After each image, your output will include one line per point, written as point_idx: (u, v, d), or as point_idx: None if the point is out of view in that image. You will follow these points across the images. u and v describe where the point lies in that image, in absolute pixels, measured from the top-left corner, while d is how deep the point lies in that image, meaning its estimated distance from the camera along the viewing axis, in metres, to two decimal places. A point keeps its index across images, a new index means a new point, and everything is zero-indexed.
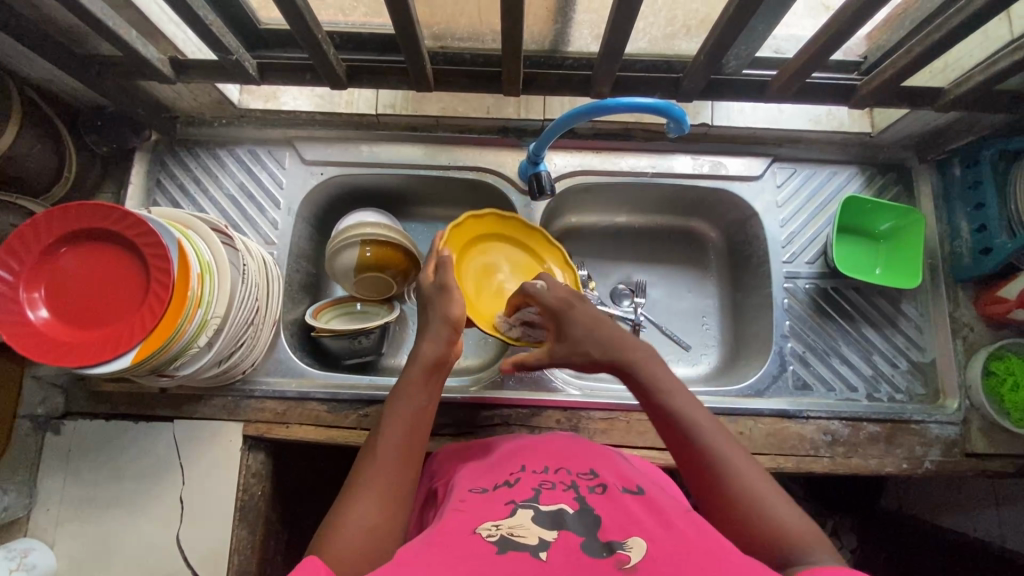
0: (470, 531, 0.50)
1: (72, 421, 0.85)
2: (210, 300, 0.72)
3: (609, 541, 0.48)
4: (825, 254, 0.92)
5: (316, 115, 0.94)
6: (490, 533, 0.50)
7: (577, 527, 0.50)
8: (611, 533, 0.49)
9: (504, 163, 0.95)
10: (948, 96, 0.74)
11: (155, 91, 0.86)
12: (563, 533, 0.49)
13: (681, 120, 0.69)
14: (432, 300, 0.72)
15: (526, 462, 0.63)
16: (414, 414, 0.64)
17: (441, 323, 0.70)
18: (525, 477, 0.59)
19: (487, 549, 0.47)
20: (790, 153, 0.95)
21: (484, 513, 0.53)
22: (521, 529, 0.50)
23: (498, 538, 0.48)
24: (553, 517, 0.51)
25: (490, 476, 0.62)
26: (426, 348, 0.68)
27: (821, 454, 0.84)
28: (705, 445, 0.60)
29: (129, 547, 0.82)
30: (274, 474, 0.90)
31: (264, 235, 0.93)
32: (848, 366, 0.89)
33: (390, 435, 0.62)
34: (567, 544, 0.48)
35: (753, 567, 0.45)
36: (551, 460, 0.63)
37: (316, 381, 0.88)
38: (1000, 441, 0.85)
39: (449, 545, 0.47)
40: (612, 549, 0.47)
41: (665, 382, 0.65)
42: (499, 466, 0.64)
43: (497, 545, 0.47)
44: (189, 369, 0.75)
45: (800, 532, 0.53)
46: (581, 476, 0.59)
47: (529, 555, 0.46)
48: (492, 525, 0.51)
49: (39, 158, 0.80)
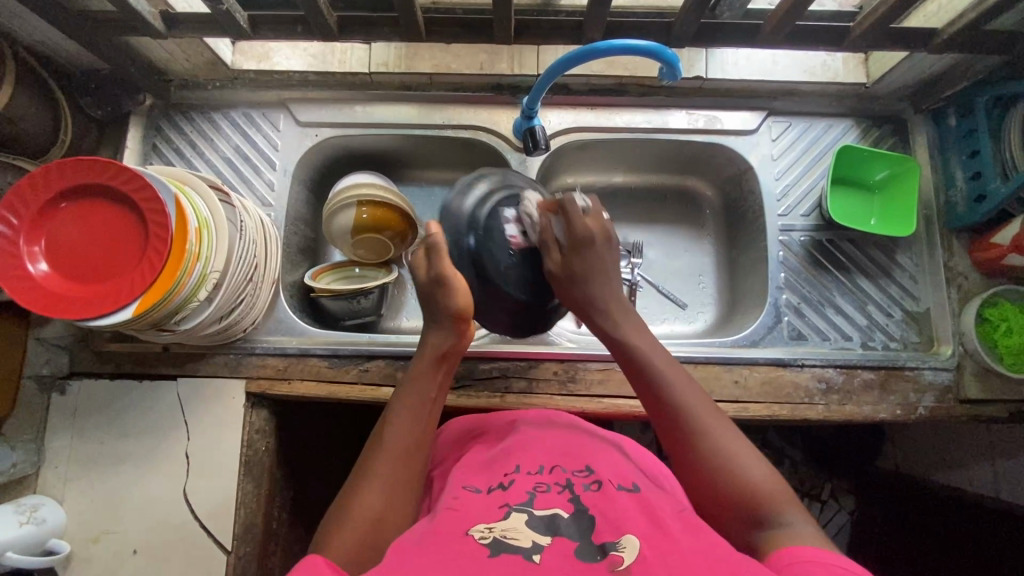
0: (463, 532, 0.52)
1: (76, 381, 0.86)
2: (209, 255, 0.73)
3: (604, 543, 0.50)
4: (820, 206, 0.93)
5: (309, 75, 0.93)
6: (483, 535, 0.52)
7: (571, 532, 0.53)
8: (604, 535, 0.52)
9: (498, 120, 0.94)
10: (941, 37, 0.73)
11: (148, 52, 0.86)
12: (557, 538, 0.52)
13: (674, 63, 0.69)
14: (427, 293, 0.69)
15: (521, 462, 0.65)
16: (418, 403, 0.66)
17: (444, 317, 0.68)
18: (520, 480, 0.62)
19: (479, 552, 0.48)
20: (785, 106, 0.94)
21: (479, 514, 0.56)
22: (515, 532, 0.52)
23: (491, 540, 0.51)
24: (546, 522, 0.54)
25: (488, 475, 0.64)
26: (434, 339, 0.69)
27: (815, 401, 0.85)
28: (677, 405, 0.62)
29: (137, 502, 0.83)
30: (279, 432, 0.92)
31: (260, 196, 0.93)
32: (843, 316, 0.90)
33: (395, 427, 0.64)
34: (561, 549, 0.50)
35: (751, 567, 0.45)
36: (545, 459, 0.65)
37: (316, 338, 0.89)
38: (994, 386, 0.86)
39: (443, 542, 0.50)
40: (605, 553, 0.49)
41: (643, 345, 0.67)
42: (499, 462, 0.66)
43: (490, 548, 0.49)
44: (189, 325, 0.76)
45: (770, 493, 0.55)
46: (576, 475, 0.62)
47: (522, 557, 0.48)
48: (484, 527, 0.53)
49: (36, 120, 0.80)
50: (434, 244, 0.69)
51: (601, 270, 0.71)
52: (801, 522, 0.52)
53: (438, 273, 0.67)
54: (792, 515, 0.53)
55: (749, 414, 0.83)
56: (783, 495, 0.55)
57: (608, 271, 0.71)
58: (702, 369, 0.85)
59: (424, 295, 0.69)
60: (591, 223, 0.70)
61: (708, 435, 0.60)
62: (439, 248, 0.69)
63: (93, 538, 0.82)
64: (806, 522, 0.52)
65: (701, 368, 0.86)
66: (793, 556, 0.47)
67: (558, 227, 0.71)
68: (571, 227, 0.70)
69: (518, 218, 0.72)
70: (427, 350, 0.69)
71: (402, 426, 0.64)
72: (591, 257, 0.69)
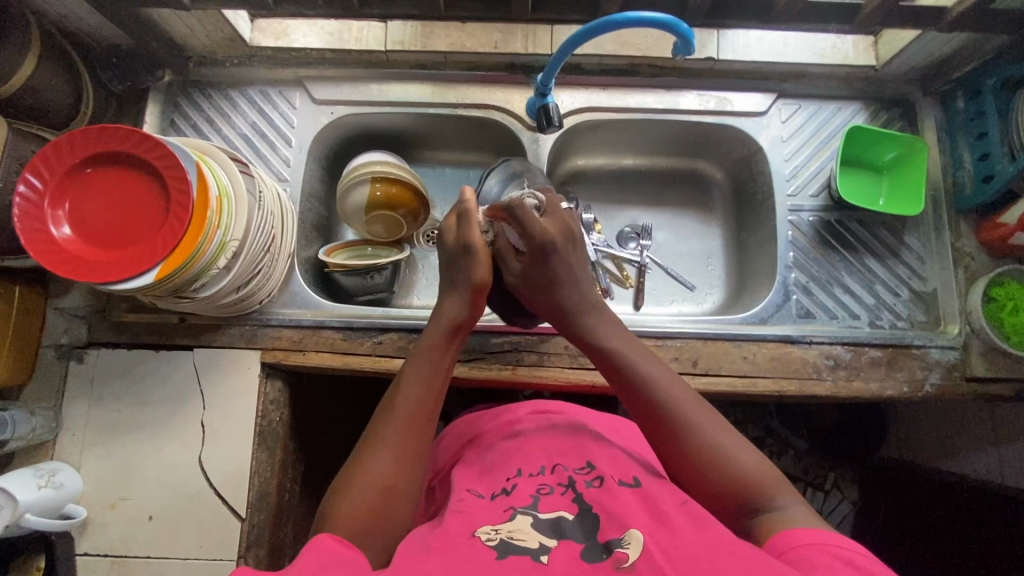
0: (470, 534, 0.55)
1: (94, 350, 0.87)
2: (228, 223, 0.74)
3: (608, 542, 0.53)
4: (829, 187, 0.94)
5: (325, 52, 0.95)
6: (490, 536, 0.55)
7: (576, 535, 0.55)
8: (609, 533, 0.55)
9: (511, 100, 0.95)
10: (951, 15, 0.74)
11: (168, 27, 0.87)
12: (563, 541, 0.54)
13: (688, 37, 0.70)
14: (452, 266, 0.74)
15: (521, 466, 0.68)
16: (429, 373, 0.67)
17: (465, 285, 0.72)
18: (522, 484, 0.64)
19: (487, 555, 0.51)
20: (795, 89, 0.96)
21: (483, 517, 0.58)
22: (521, 533, 0.55)
23: (498, 542, 0.54)
24: (552, 524, 0.56)
25: (490, 480, 0.67)
26: (449, 309, 0.71)
27: (823, 377, 0.86)
28: (670, 412, 0.63)
29: (153, 469, 0.84)
30: (292, 404, 0.93)
31: (276, 171, 0.95)
32: (850, 295, 0.91)
33: (404, 394, 0.65)
34: (567, 551, 0.53)
35: (753, 558, 0.48)
36: (546, 458, 0.68)
37: (331, 311, 0.90)
38: (1000, 364, 0.87)
39: (449, 546, 0.53)
40: (611, 550, 0.52)
41: (616, 344, 0.69)
42: (498, 468, 0.69)
43: (496, 552, 0.52)
44: (208, 292, 0.77)
45: (761, 480, 0.58)
46: (578, 471, 0.65)
47: (529, 558, 0.51)
48: (490, 528, 0.56)
49: (58, 91, 0.81)
50: (466, 210, 0.74)
51: (568, 269, 0.73)
52: (791, 505, 0.55)
53: (466, 241, 0.73)
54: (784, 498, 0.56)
55: (757, 389, 0.84)
56: (771, 479, 0.58)
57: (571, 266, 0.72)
58: (711, 345, 0.86)
59: (449, 262, 0.74)
60: (547, 231, 0.72)
61: (696, 433, 0.61)
62: (469, 215, 0.74)
63: (110, 504, 0.84)
64: (794, 505, 0.55)
65: (710, 344, 0.87)
66: (790, 542, 0.50)
67: (512, 234, 0.76)
68: (528, 234, 0.72)
69: (514, 196, 0.74)
70: (439, 320, 0.70)
71: (413, 397, 0.65)
72: (553, 266, 0.72)
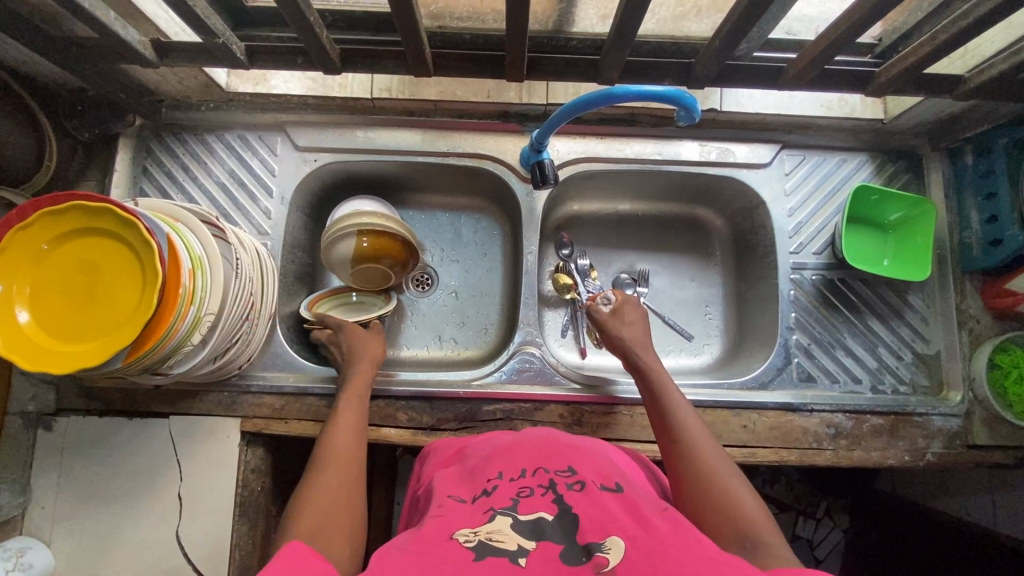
0: (447, 537, 0.51)
1: (63, 418, 0.83)
2: (203, 296, 0.67)
3: (588, 544, 0.49)
4: (833, 244, 0.91)
5: (308, 98, 0.89)
6: (468, 539, 0.51)
7: (556, 536, 0.51)
8: (589, 536, 0.50)
9: (504, 149, 0.92)
10: (968, 85, 0.70)
11: (137, 74, 0.81)
12: (541, 543, 0.50)
13: (693, 107, 0.66)
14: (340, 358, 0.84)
15: (502, 467, 0.63)
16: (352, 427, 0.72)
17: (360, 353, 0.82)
18: (501, 484, 0.60)
19: (464, 557, 0.47)
20: (799, 140, 0.92)
21: (462, 521, 0.54)
22: (501, 535, 0.51)
23: (475, 544, 0.49)
24: (531, 527, 0.52)
25: (469, 484, 0.62)
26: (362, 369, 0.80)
27: (824, 446, 0.84)
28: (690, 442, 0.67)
29: (129, 544, 0.81)
30: (275, 469, 0.90)
31: (256, 224, 0.90)
32: (853, 358, 0.89)
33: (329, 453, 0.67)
34: (544, 554, 0.49)
35: (737, 565, 0.46)
36: (527, 462, 0.64)
37: (313, 375, 0.86)
38: (1002, 433, 0.85)
39: (423, 553, 0.48)
40: (590, 553, 0.48)
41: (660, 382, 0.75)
42: (478, 471, 0.64)
43: (474, 552, 0.48)
44: (183, 369, 0.71)
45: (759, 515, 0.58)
46: (559, 475, 0.60)
47: (508, 561, 0.47)
48: (469, 531, 0.52)
49: (19, 149, 0.75)
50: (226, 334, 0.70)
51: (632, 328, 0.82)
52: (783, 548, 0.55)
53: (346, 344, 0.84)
54: (768, 533, 0.57)
55: (757, 460, 0.82)
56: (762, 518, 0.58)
57: (633, 326, 0.82)
58: (709, 413, 0.84)
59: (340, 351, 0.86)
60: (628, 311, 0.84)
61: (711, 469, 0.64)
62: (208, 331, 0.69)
63: None
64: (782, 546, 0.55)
65: (709, 413, 0.84)
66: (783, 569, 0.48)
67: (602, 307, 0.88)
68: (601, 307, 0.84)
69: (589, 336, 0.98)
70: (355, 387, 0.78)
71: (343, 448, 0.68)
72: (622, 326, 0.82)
